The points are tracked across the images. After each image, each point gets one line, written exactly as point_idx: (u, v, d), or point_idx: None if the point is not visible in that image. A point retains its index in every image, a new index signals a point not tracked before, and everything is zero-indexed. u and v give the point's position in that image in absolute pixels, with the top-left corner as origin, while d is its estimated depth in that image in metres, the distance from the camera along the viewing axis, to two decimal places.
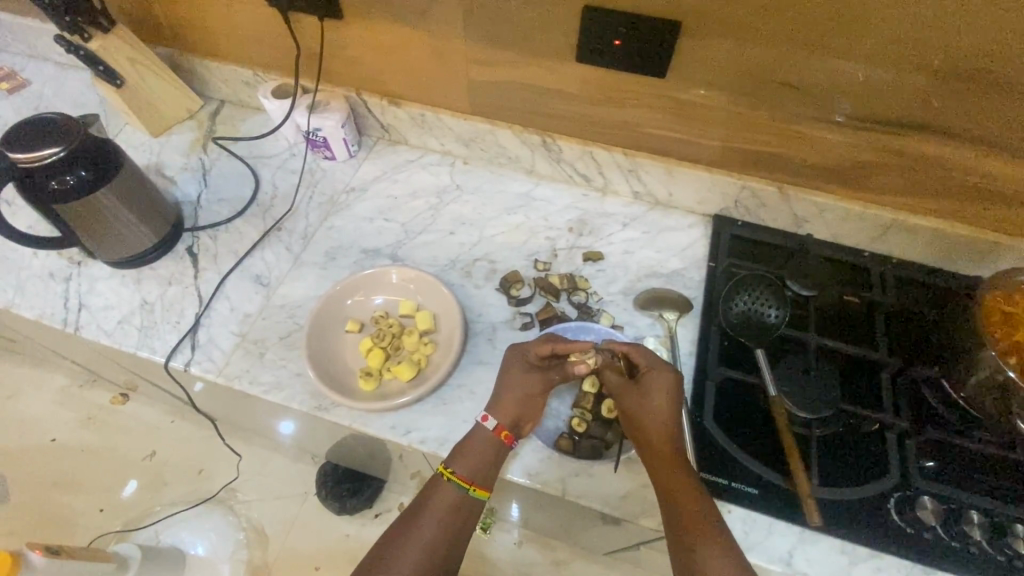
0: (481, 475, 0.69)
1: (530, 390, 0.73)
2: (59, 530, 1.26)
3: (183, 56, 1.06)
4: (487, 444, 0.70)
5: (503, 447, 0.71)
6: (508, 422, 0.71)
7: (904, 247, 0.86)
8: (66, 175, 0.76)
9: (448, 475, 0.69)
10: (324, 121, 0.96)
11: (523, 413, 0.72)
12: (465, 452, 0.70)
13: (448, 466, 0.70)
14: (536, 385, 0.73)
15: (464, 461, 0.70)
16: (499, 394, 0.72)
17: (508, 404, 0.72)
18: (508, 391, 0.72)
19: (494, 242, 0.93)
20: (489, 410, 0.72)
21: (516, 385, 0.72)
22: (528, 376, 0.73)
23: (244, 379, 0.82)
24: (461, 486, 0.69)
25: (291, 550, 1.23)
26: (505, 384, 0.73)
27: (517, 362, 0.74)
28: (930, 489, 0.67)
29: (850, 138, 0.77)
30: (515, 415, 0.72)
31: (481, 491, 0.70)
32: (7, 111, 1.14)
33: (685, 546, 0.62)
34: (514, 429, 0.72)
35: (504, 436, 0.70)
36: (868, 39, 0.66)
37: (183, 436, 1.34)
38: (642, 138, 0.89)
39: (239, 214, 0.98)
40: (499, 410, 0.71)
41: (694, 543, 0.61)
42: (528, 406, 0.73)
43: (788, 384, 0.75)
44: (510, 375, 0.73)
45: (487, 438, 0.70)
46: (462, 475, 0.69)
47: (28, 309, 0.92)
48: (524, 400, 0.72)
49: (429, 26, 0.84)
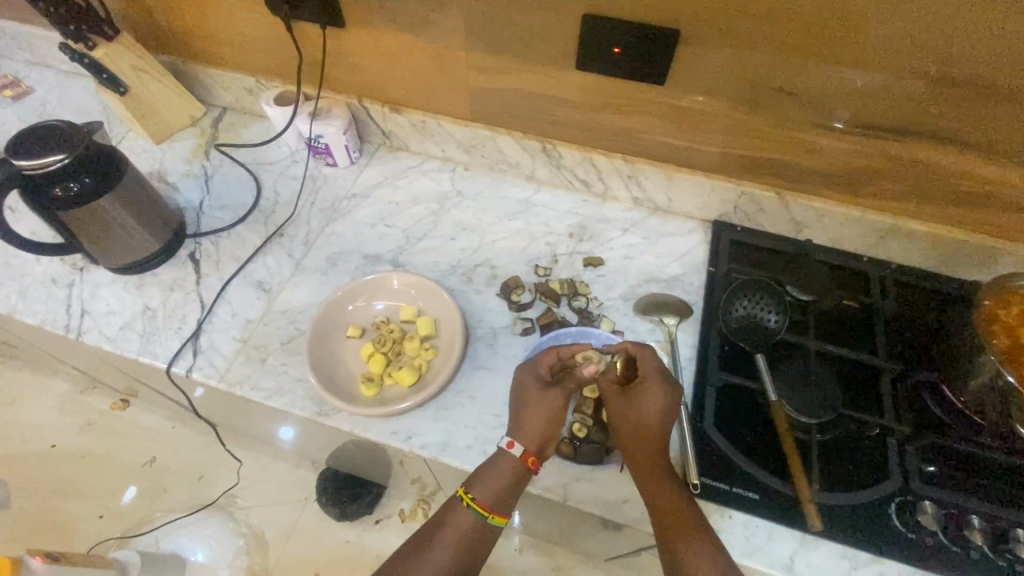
0: (498, 502, 0.69)
1: (551, 408, 0.71)
2: (59, 536, 1.26)
3: (185, 63, 1.06)
4: (510, 469, 0.70)
5: (527, 473, 0.70)
6: (535, 448, 0.70)
7: (902, 251, 0.86)
8: (70, 182, 0.77)
9: (468, 501, 0.69)
10: (325, 128, 0.96)
11: (547, 437, 0.71)
12: (486, 478, 0.69)
13: (468, 491, 0.70)
14: (555, 402, 0.72)
15: (483, 488, 0.69)
16: (523, 419, 0.71)
17: (529, 426, 0.71)
18: (530, 410, 0.72)
19: (494, 248, 0.94)
20: (513, 435, 0.71)
21: (541, 407, 0.71)
22: (541, 395, 0.72)
23: (245, 385, 0.82)
24: (478, 513, 0.69)
25: (290, 555, 1.23)
26: (526, 407, 0.72)
27: (531, 381, 0.74)
28: (930, 494, 0.68)
29: (850, 145, 0.78)
30: (541, 437, 0.70)
31: (498, 517, 0.69)
32: (10, 118, 1.15)
33: (671, 549, 0.62)
34: (539, 452, 0.71)
35: (530, 461, 0.70)
36: (866, 47, 0.67)
37: (184, 441, 1.34)
38: (641, 144, 0.89)
39: (241, 220, 0.98)
40: (524, 435, 0.70)
41: (678, 544, 0.62)
42: (552, 427, 0.71)
43: (788, 388, 0.75)
44: (528, 396, 0.73)
45: (510, 464, 0.69)
46: (480, 501, 0.69)
47: (30, 315, 0.92)
48: (547, 421, 0.71)
49: (431, 34, 0.85)
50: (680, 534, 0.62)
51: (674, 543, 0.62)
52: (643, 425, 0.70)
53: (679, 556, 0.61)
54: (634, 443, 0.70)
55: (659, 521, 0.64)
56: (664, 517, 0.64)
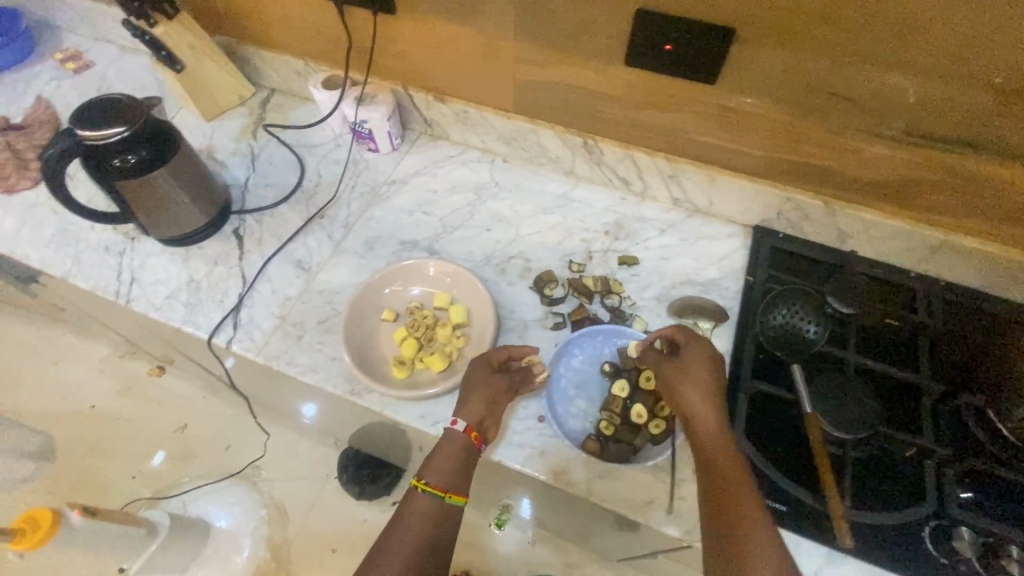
0: (453, 478, 0.69)
1: (493, 389, 0.73)
2: (94, 492, 1.32)
3: (238, 44, 1.09)
4: (456, 448, 0.70)
5: (474, 449, 0.71)
6: (476, 422, 0.72)
7: (954, 269, 0.83)
8: (127, 154, 0.80)
9: (422, 486, 0.68)
10: (370, 113, 0.98)
11: (488, 414, 0.72)
12: (435, 461, 0.70)
13: (421, 478, 0.69)
14: (499, 385, 0.74)
15: (435, 469, 0.69)
16: (466, 398, 0.73)
17: (469, 405, 0.72)
18: (473, 392, 0.73)
19: (529, 241, 0.94)
20: (456, 413, 0.72)
21: (480, 387, 0.74)
22: (486, 377, 0.74)
23: (281, 360, 0.85)
24: (435, 495, 0.68)
25: (310, 530, 1.26)
26: (469, 387, 0.74)
27: (479, 366, 0.75)
28: (968, 520, 0.66)
29: (900, 154, 0.75)
30: (482, 414, 0.72)
31: (456, 496, 0.69)
32: (70, 91, 1.20)
33: (733, 519, 0.59)
34: (481, 429, 0.72)
35: (474, 436, 0.71)
36: (926, 53, 0.65)
37: (214, 410, 1.40)
38: (685, 145, 0.88)
39: (285, 200, 1.00)
40: (466, 411, 0.72)
41: (742, 514, 0.59)
42: (493, 405, 0.73)
43: (826, 403, 0.73)
44: (474, 376, 0.75)
45: (456, 440, 0.70)
46: (435, 484, 0.68)
47: (83, 279, 0.96)
48: (489, 399, 0.73)
49: (480, 25, 0.85)
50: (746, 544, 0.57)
51: (736, 513, 0.60)
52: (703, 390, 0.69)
53: (739, 527, 0.59)
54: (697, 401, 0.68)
55: (721, 490, 0.62)
56: (730, 492, 0.61)
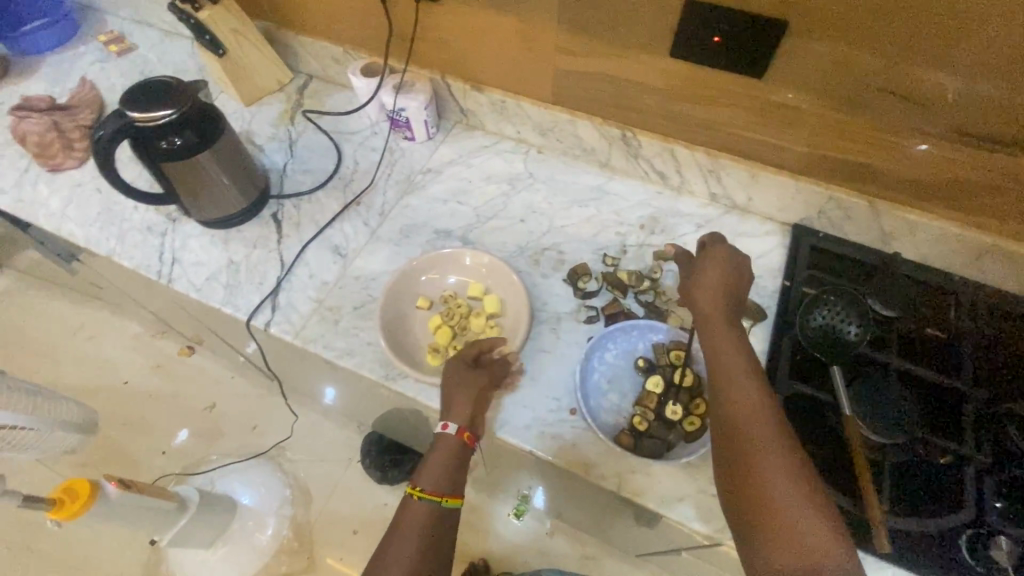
0: (449, 481, 0.70)
1: (478, 387, 0.75)
2: (126, 465, 1.36)
3: (279, 30, 1.10)
4: (449, 451, 0.71)
5: (467, 449, 0.72)
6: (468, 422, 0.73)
7: (1001, 274, 0.81)
8: (174, 137, 0.81)
9: (419, 494, 0.69)
10: (408, 102, 0.98)
11: (477, 412, 0.74)
12: (428, 467, 0.71)
13: (416, 486, 0.70)
14: (481, 381, 0.76)
15: (429, 476, 0.70)
16: (452, 401, 0.74)
17: (457, 407, 0.73)
18: (458, 393, 0.74)
19: (563, 233, 0.94)
20: (444, 418, 0.73)
21: (463, 387, 0.74)
22: (464, 376, 0.76)
23: (318, 343, 0.86)
24: (433, 501, 0.69)
25: (333, 511, 1.29)
26: (451, 389, 0.75)
27: (455, 365, 0.77)
28: (1006, 529, 0.65)
29: (946, 153, 0.73)
30: (472, 414, 0.73)
31: (453, 499, 0.70)
32: (113, 73, 1.22)
33: (740, 445, 0.60)
34: (472, 428, 0.73)
35: (467, 437, 0.72)
36: (979, 50, 0.63)
37: (243, 390, 1.43)
38: (727, 140, 0.87)
39: (321, 185, 1.02)
40: (455, 414, 0.73)
41: (750, 437, 0.60)
42: (478, 403, 0.74)
43: (864, 405, 0.73)
44: (451, 378, 0.76)
45: (448, 443, 0.72)
46: (431, 490, 0.69)
47: (126, 258, 0.99)
48: (473, 398, 0.74)
49: (523, 14, 0.85)
50: (775, 511, 0.56)
51: (744, 438, 0.60)
52: (711, 288, 0.73)
53: (745, 452, 0.60)
54: (707, 304, 0.72)
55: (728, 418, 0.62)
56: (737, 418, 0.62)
